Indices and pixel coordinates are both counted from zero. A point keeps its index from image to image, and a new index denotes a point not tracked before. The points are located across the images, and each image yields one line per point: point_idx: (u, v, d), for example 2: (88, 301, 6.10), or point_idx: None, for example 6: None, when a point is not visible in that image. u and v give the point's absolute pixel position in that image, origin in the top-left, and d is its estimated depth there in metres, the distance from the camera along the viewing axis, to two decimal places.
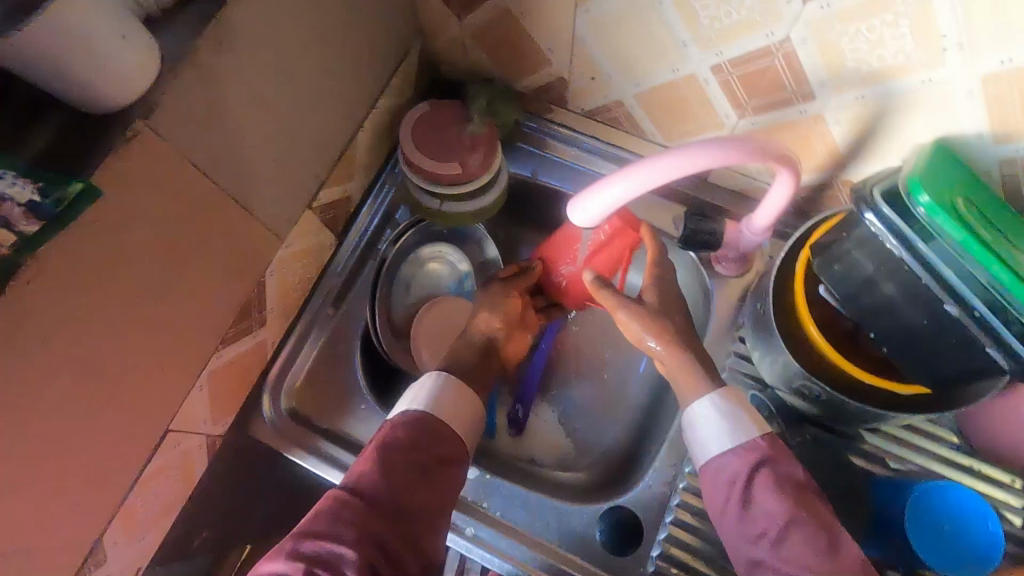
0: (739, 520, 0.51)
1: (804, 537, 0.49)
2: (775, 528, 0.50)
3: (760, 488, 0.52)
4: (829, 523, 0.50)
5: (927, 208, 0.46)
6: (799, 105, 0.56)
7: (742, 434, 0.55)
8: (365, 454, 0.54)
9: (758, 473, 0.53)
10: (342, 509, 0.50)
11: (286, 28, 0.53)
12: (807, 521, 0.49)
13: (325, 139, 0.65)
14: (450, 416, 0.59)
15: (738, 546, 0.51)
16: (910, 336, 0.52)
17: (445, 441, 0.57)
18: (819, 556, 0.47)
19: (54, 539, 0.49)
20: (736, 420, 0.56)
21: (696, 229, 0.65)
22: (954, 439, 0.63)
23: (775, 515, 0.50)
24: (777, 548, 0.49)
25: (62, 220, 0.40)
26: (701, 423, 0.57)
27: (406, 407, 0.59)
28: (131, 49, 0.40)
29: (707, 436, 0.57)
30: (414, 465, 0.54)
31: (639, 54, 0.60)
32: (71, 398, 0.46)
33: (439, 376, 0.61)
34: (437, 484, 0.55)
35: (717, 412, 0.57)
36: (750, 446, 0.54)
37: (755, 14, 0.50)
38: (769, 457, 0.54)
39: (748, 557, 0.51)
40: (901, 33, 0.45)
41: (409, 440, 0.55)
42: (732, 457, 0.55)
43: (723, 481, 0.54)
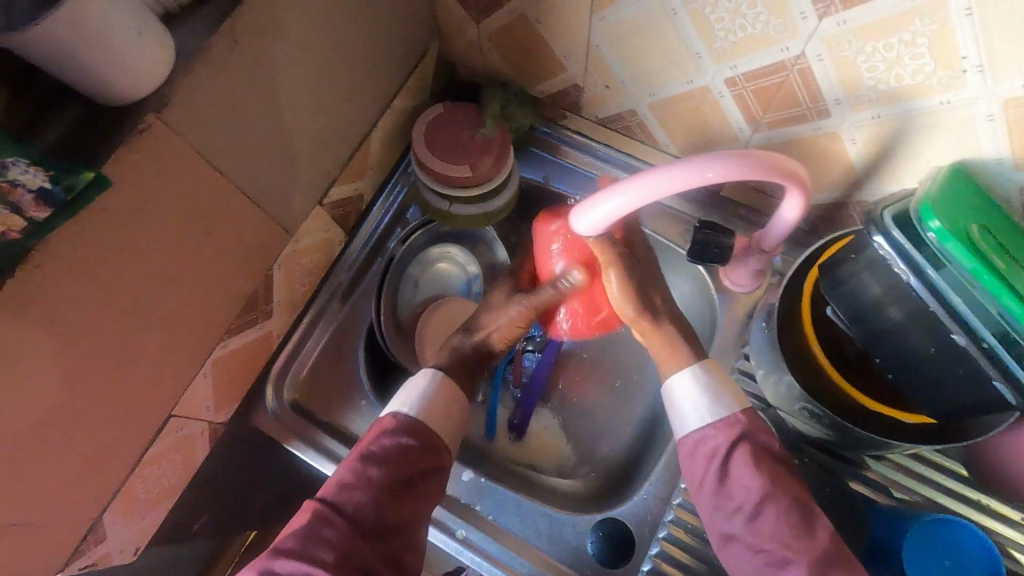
0: (715, 495, 0.55)
1: (776, 514, 0.52)
2: (750, 503, 0.53)
3: (738, 464, 0.54)
4: (801, 497, 0.53)
5: (938, 233, 0.45)
6: (814, 121, 0.55)
7: (722, 408, 0.57)
8: (345, 466, 0.55)
9: (736, 448, 0.55)
10: (321, 527, 0.51)
11: (302, 26, 0.54)
12: (780, 499, 0.52)
13: (338, 137, 0.65)
14: (436, 423, 0.60)
15: (714, 519, 0.55)
16: (917, 362, 0.50)
17: (429, 454, 0.58)
18: (793, 533, 0.51)
19: (54, 515, 0.50)
20: (718, 394, 0.58)
21: (706, 241, 0.63)
22: (963, 472, 0.61)
23: (751, 492, 0.53)
24: (751, 522, 0.53)
25: (71, 207, 0.41)
26: (681, 396, 0.59)
27: (394, 411, 0.60)
28: (146, 45, 0.41)
29: (687, 409, 0.59)
30: (398, 482, 0.55)
31: (653, 64, 0.59)
32: (76, 379, 0.47)
33: (431, 375, 0.62)
34: (418, 500, 0.56)
35: (697, 385, 0.59)
36: (730, 420, 0.57)
37: (770, 28, 0.49)
38: (748, 431, 0.56)
39: (723, 531, 0.54)
40: (920, 53, 0.44)
41: (387, 453, 0.56)
42: (712, 431, 0.57)
43: (702, 454, 0.56)
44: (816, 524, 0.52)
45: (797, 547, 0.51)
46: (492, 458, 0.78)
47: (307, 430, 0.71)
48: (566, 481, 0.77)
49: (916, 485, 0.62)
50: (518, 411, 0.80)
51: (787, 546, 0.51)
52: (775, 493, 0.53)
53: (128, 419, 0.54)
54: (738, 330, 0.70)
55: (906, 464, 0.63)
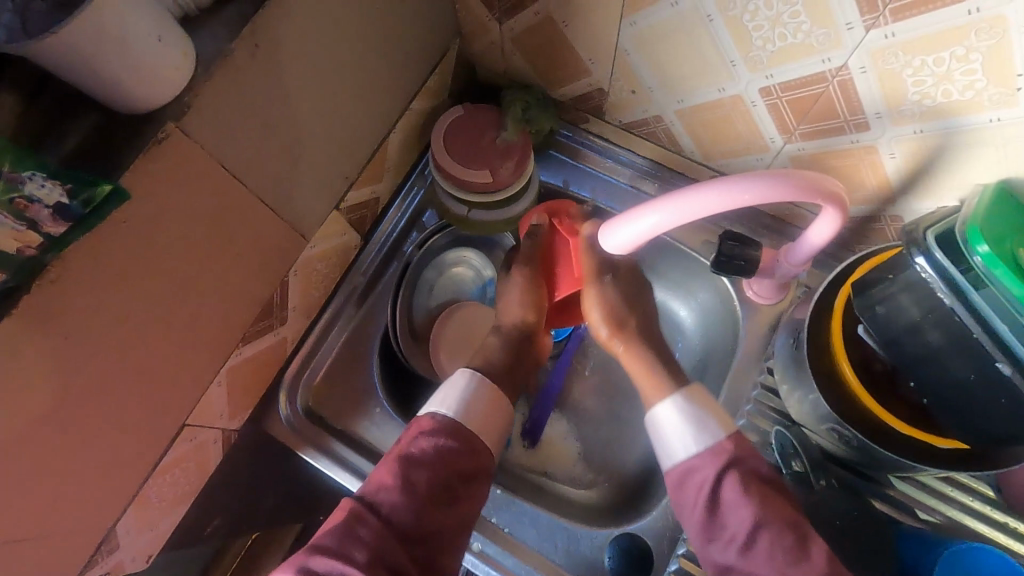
0: (706, 525, 0.53)
1: (771, 539, 0.50)
2: (743, 532, 0.51)
3: (727, 491, 0.53)
4: (798, 522, 0.51)
5: (985, 258, 0.44)
6: (851, 134, 0.53)
7: (708, 437, 0.56)
8: (386, 465, 0.55)
9: (724, 475, 0.54)
10: (358, 526, 0.51)
11: (323, 29, 0.52)
12: (774, 523, 0.50)
13: (355, 141, 0.64)
14: (476, 425, 0.58)
15: (708, 551, 0.53)
16: (956, 392, 0.49)
17: (470, 457, 0.57)
18: (788, 558, 0.49)
19: (69, 527, 0.50)
20: (702, 422, 0.57)
21: (731, 253, 0.60)
22: (989, 493, 0.59)
23: (743, 520, 0.51)
24: (744, 552, 0.51)
25: (87, 221, 0.39)
26: (664, 425, 0.58)
27: (432, 412, 0.58)
28: (165, 51, 0.39)
29: (672, 440, 0.57)
30: (435, 484, 0.53)
31: (684, 71, 0.57)
32: (91, 392, 0.46)
33: (471, 376, 0.60)
34: (454, 505, 0.54)
35: (680, 413, 0.57)
36: (717, 448, 0.55)
37: (812, 38, 0.47)
38: (737, 457, 0.55)
39: (718, 561, 0.52)
40: (972, 69, 0.42)
41: (429, 454, 0.55)
42: (699, 461, 0.55)
43: (692, 485, 0.55)
44: (813, 548, 0.49)
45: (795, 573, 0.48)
46: (506, 467, 0.76)
47: (321, 438, 0.70)
48: (579, 491, 0.76)
49: (939, 504, 0.60)
50: (532, 417, 0.79)
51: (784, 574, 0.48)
52: (768, 518, 0.51)
53: (144, 430, 0.53)
54: (761, 343, 0.68)
55: (933, 486, 0.61)
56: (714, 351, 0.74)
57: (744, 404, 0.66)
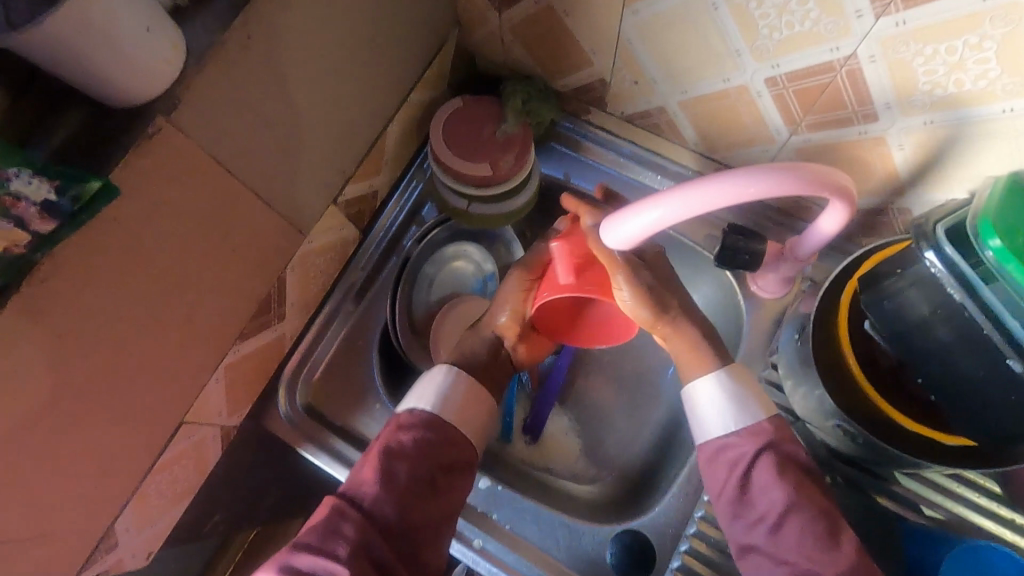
0: (735, 502, 0.53)
1: (801, 524, 0.50)
2: (774, 513, 0.51)
3: (761, 472, 0.52)
4: (830, 511, 0.51)
5: (997, 252, 0.42)
6: (859, 125, 0.52)
7: (749, 417, 0.55)
8: (368, 460, 0.54)
9: (761, 456, 0.53)
10: (340, 522, 0.50)
11: (319, 20, 0.51)
12: (806, 508, 0.50)
13: (353, 134, 0.63)
14: (456, 417, 0.58)
15: (733, 529, 0.53)
16: (964, 388, 0.48)
17: (450, 449, 0.56)
18: (817, 544, 0.49)
19: (66, 526, 0.49)
20: (743, 403, 0.56)
21: (736, 246, 0.59)
22: (995, 488, 0.59)
23: (775, 501, 0.51)
24: (773, 533, 0.50)
25: (77, 218, 0.39)
26: (703, 402, 0.57)
27: (410, 407, 0.58)
28: (155, 43, 0.38)
29: (709, 416, 0.56)
30: (415, 477, 0.53)
31: (687, 61, 0.56)
32: (86, 391, 0.45)
33: (448, 368, 0.59)
34: (436, 497, 0.54)
35: (722, 392, 0.56)
36: (756, 429, 0.54)
37: (820, 27, 0.46)
38: (775, 440, 0.54)
39: (742, 540, 0.52)
40: (985, 58, 0.41)
41: (409, 446, 0.54)
42: (737, 439, 0.54)
43: (725, 462, 0.54)
44: (842, 537, 0.49)
45: (823, 559, 0.48)
46: (509, 463, 0.75)
47: (321, 435, 0.69)
48: (580, 485, 0.75)
49: (946, 501, 0.59)
50: (533, 412, 0.78)
51: (811, 559, 0.48)
52: (800, 503, 0.50)
53: (141, 428, 0.52)
54: (765, 337, 0.67)
55: (939, 482, 0.60)
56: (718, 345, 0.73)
57: None
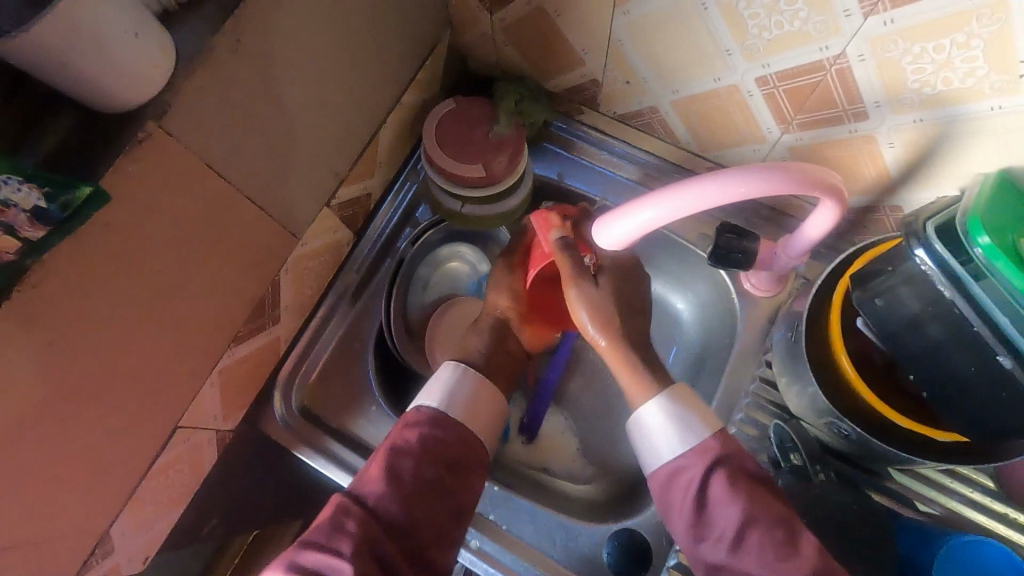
0: (693, 526, 0.52)
1: (760, 535, 0.49)
2: (731, 531, 0.50)
3: (714, 490, 0.52)
4: (787, 518, 0.50)
5: (986, 249, 0.43)
6: (849, 124, 0.52)
7: (693, 437, 0.55)
8: (375, 458, 0.54)
9: (711, 475, 0.53)
10: (345, 520, 0.50)
11: (309, 23, 0.51)
12: (763, 520, 0.50)
13: (345, 137, 0.63)
14: (464, 415, 0.58)
15: (695, 551, 0.52)
16: (956, 385, 0.49)
17: (458, 447, 0.56)
18: (778, 555, 0.48)
19: (61, 532, 0.49)
20: (687, 422, 0.56)
21: (729, 247, 0.59)
22: (988, 483, 0.59)
23: (730, 518, 0.50)
24: (734, 550, 0.50)
25: (65, 226, 0.38)
26: (650, 427, 0.57)
27: (418, 405, 0.58)
28: (144, 49, 0.38)
29: (658, 441, 0.56)
30: (421, 474, 0.53)
31: (678, 61, 0.56)
32: (80, 396, 0.45)
33: (455, 366, 0.60)
34: (443, 495, 0.54)
35: (665, 415, 0.56)
36: (704, 447, 0.54)
37: (809, 26, 0.46)
38: (721, 457, 0.54)
39: (707, 561, 0.51)
40: (973, 56, 0.41)
41: (417, 446, 0.54)
42: (687, 461, 0.54)
43: (678, 485, 0.54)
44: (801, 544, 0.48)
45: (783, 570, 0.47)
46: (506, 465, 0.75)
47: (317, 438, 0.69)
48: (579, 486, 0.76)
49: (939, 497, 0.60)
50: (529, 412, 0.78)
51: (776, 571, 0.47)
52: (756, 515, 0.50)
53: (136, 433, 0.52)
54: (759, 335, 0.67)
55: (934, 478, 0.60)
56: (712, 345, 0.73)
57: (742, 397, 0.66)
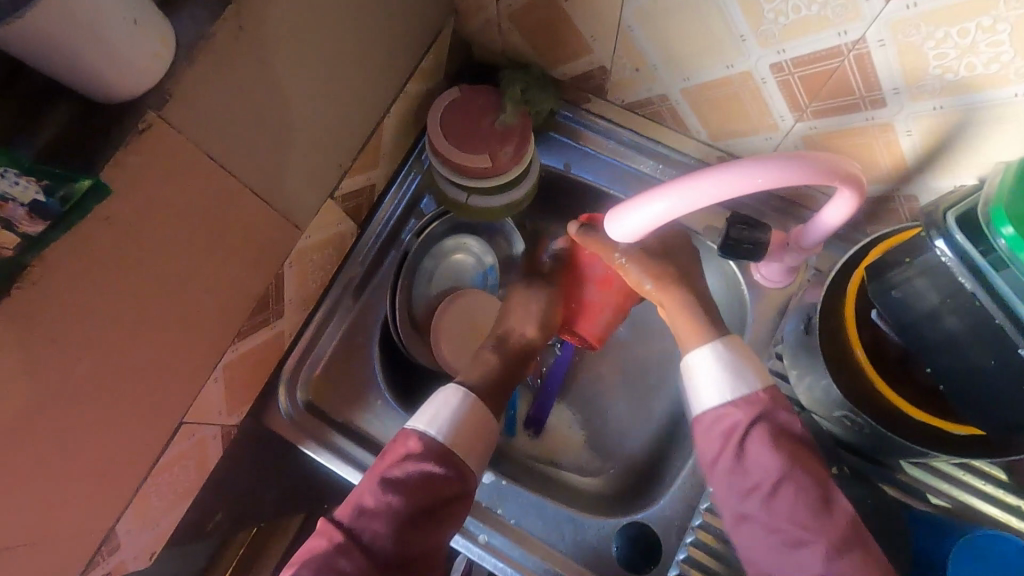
0: (729, 472, 0.52)
1: (796, 494, 0.49)
2: (768, 483, 0.50)
3: (757, 441, 0.51)
4: (823, 477, 0.51)
5: (1010, 241, 0.41)
6: (866, 112, 0.51)
7: (744, 386, 0.54)
8: (371, 487, 0.53)
9: (755, 425, 0.52)
10: (339, 557, 0.49)
11: (311, 9, 0.50)
12: (801, 480, 0.50)
13: (348, 126, 0.61)
14: (464, 446, 0.57)
15: (727, 499, 0.52)
16: (972, 377, 0.48)
17: (453, 479, 0.55)
18: (811, 513, 0.48)
19: (66, 529, 0.48)
20: (741, 371, 0.55)
21: (739, 238, 0.58)
22: (1000, 475, 0.58)
23: (770, 471, 0.50)
24: (767, 502, 0.50)
25: (68, 219, 0.37)
26: (698, 372, 0.56)
27: (416, 430, 0.56)
28: (144, 36, 0.37)
29: (703, 386, 0.55)
30: (417, 512, 0.52)
31: (689, 47, 0.55)
32: (82, 394, 0.44)
33: (462, 395, 0.58)
34: (435, 530, 0.53)
35: (719, 361, 0.55)
36: (751, 399, 0.53)
37: (827, 10, 0.44)
38: (769, 410, 0.53)
39: (736, 510, 0.51)
40: (998, 41, 0.40)
41: (414, 480, 0.53)
42: (732, 408, 0.54)
43: (719, 431, 0.53)
44: (834, 505, 0.49)
45: (815, 527, 0.48)
46: (514, 458, 0.75)
47: (323, 432, 0.68)
48: (587, 479, 0.75)
49: (951, 489, 0.59)
50: (536, 406, 0.78)
51: (805, 527, 0.48)
52: (796, 471, 0.50)
53: (140, 429, 0.51)
54: (769, 327, 0.66)
55: (946, 470, 0.59)
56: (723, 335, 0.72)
57: None
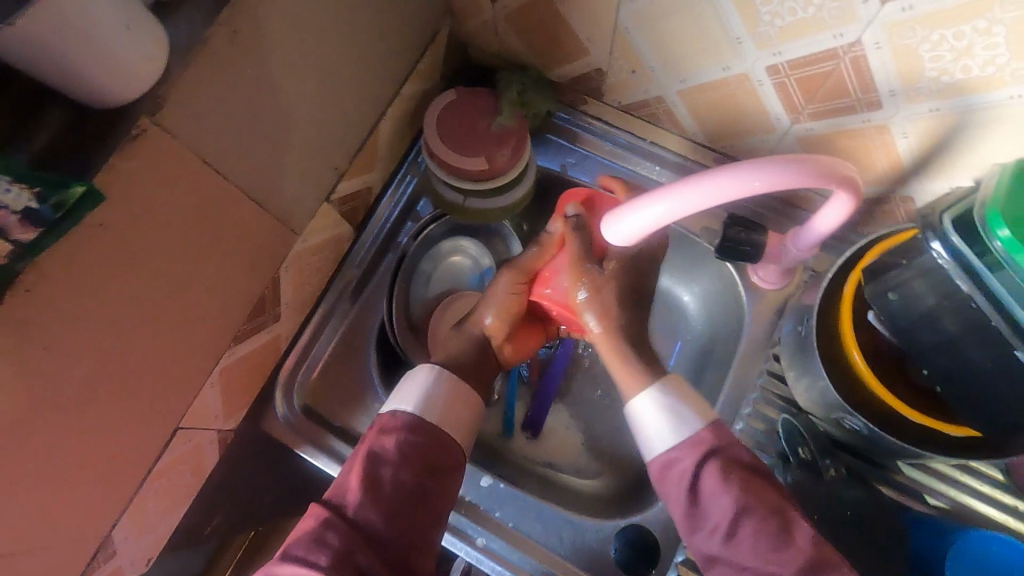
0: (687, 517, 0.52)
1: (754, 528, 0.49)
2: (725, 523, 0.50)
3: (708, 481, 0.52)
4: (780, 505, 0.51)
5: (1006, 243, 0.42)
6: (862, 114, 0.51)
7: (687, 428, 0.54)
8: (354, 465, 0.53)
9: (704, 466, 0.52)
10: (325, 531, 0.50)
11: (305, 12, 0.49)
12: (756, 513, 0.50)
13: (344, 129, 0.61)
14: (441, 417, 0.57)
15: (694, 541, 0.52)
16: (969, 379, 0.48)
17: (434, 451, 0.55)
18: (772, 547, 0.48)
19: (62, 536, 0.48)
20: (681, 411, 0.55)
21: (738, 239, 0.59)
22: (998, 476, 0.58)
23: (725, 511, 0.50)
24: (729, 542, 0.50)
25: (61, 225, 0.37)
26: (642, 419, 0.56)
27: (393, 409, 0.57)
28: (137, 41, 0.37)
29: (651, 431, 0.56)
30: (400, 484, 0.52)
31: (686, 49, 0.54)
32: (78, 401, 0.44)
33: (434, 371, 0.58)
34: (423, 504, 0.53)
35: (660, 405, 0.56)
36: (697, 439, 0.54)
37: (824, 13, 0.44)
38: (717, 447, 0.53)
39: (704, 552, 0.51)
40: (995, 43, 0.40)
41: (395, 452, 0.53)
42: (680, 453, 0.54)
43: (672, 477, 0.53)
44: (796, 533, 0.49)
45: (779, 560, 0.48)
46: (511, 461, 0.75)
47: (320, 435, 0.68)
48: (586, 481, 0.75)
49: (948, 489, 0.59)
50: (534, 407, 0.78)
51: (769, 562, 0.48)
52: (750, 506, 0.50)
53: (137, 435, 0.51)
54: (766, 329, 0.66)
55: (942, 470, 0.59)
56: (719, 338, 0.72)
57: (750, 391, 0.65)
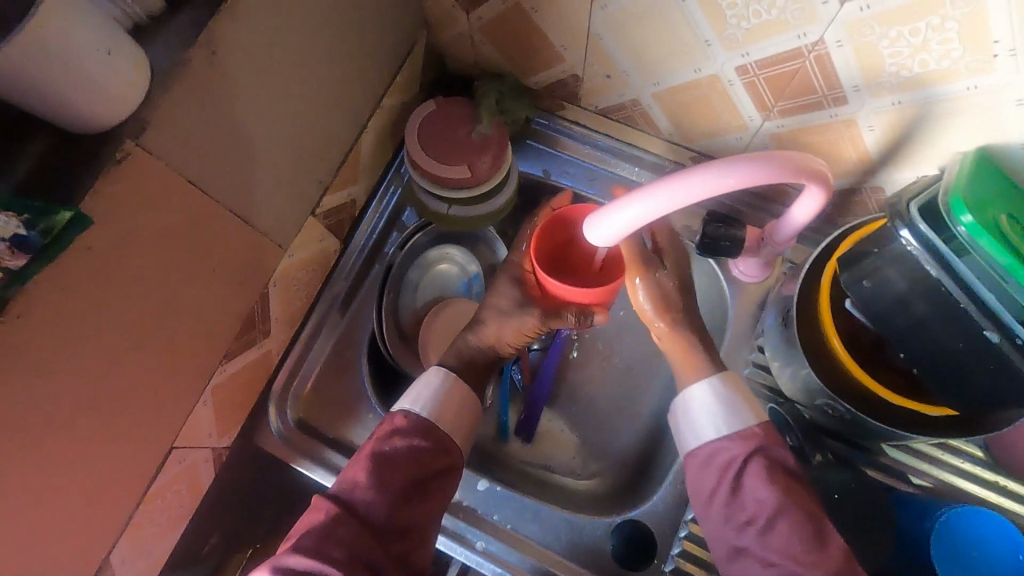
0: (725, 505, 0.52)
1: (790, 525, 0.49)
2: (763, 514, 0.50)
3: (753, 476, 0.52)
4: (819, 514, 0.50)
5: (970, 228, 0.44)
6: (830, 109, 0.53)
7: (739, 421, 0.55)
8: (361, 462, 0.53)
9: (749, 460, 0.53)
10: (336, 527, 0.49)
11: (283, 32, 0.50)
12: (795, 511, 0.50)
13: (326, 143, 0.62)
14: (450, 426, 0.57)
15: (722, 533, 0.52)
16: (943, 361, 0.50)
17: (441, 455, 0.56)
18: (804, 548, 0.48)
19: (59, 562, 0.48)
20: (735, 408, 0.55)
21: (716, 235, 0.61)
22: (978, 453, 0.61)
23: (764, 504, 0.50)
24: (762, 536, 0.50)
25: (49, 251, 0.37)
26: (697, 408, 0.56)
27: (405, 408, 0.57)
28: (118, 66, 0.38)
29: (700, 421, 0.56)
30: (410, 484, 0.53)
31: (658, 54, 0.56)
32: (71, 425, 0.44)
33: (444, 374, 0.59)
34: (427, 503, 0.54)
35: (714, 398, 0.56)
36: (746, 434, 0.54)
37: (787, 14, 0.46)
38: (764, 445, 0.54)
39: (732, 544, 0.51)
40: (948, 37, 0.42)
41: (407, 452, 0.54)
42: (727, 443, 0.54)
43: (714, 467, 0.54)
44: (829, 541, 0.49)
45: (811, 561, 0.47)
46: (507, 464, 0.76)
47: (315, 448, 0.68)
48: (581, 481, 0.76)
49: (932, 468, 0.62)
50: (526, 411, 0.78)
51: (798, 561, 0.48)
52: (789, 505, 0.50)
53: (131, 456, 0.51)
54: (750, 321, 0.68)
55: (927, 451, 0.62)
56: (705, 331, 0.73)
57: None
